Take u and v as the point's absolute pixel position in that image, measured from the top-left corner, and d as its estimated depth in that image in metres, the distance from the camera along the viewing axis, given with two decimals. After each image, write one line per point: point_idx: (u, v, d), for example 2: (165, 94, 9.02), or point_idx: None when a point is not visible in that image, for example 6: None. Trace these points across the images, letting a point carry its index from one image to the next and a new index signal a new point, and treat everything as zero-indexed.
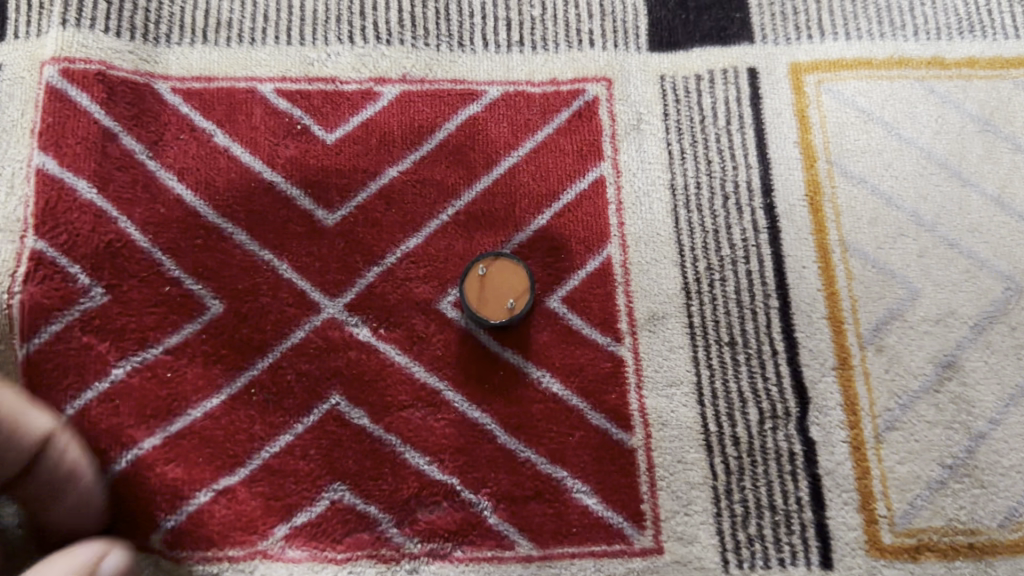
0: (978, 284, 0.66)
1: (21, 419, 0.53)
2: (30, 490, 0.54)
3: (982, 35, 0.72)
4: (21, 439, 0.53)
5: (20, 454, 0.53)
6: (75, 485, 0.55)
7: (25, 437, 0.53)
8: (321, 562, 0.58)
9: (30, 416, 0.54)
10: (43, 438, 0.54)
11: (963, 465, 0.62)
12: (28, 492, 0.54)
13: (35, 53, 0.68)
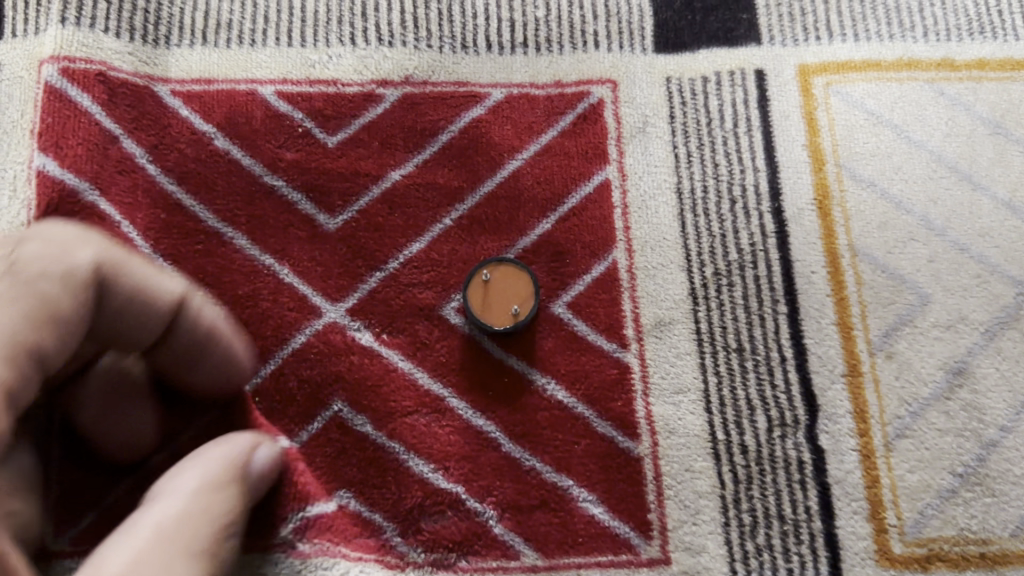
0: (989, 289, 0.65)
1: (155, 289, 0.51)
2: (169, 360, 0.54)
3: (992, 36, 0.71)
4: (159, 311, 0.51)
5: (155, 325, 0.52)
6: (216, 346, 0.55)
7: (162, 307, 0.51)
8: (332, 559, 0.56)
9: (168, 288, 0.52)
10: (182, 304, 0.53)
11: (975, 474, 0.61)
12: (164, 360, 0.54)
13: (33, 52, 0.67)
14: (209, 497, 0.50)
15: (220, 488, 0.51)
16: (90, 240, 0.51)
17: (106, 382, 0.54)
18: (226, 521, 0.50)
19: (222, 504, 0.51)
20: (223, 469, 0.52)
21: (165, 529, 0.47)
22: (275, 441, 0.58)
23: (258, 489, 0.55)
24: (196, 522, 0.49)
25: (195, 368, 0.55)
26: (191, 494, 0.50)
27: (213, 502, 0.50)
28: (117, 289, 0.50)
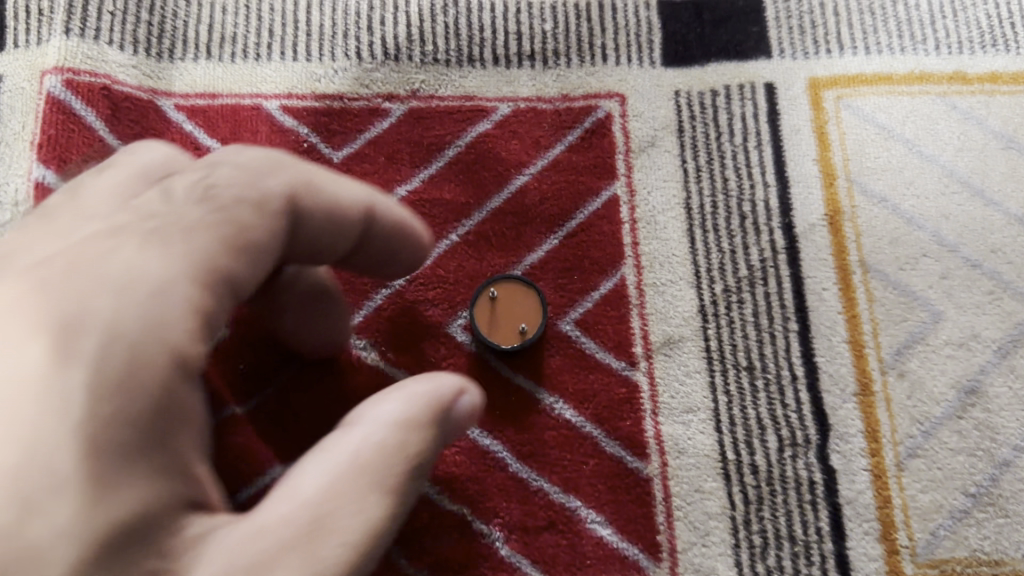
0: (1002, 306, 0.64)
1: (342, 194, 0.49)
2: (364, 257, 0.54)
3: (1004, 48, 0.70)
4: (347, 218, 0.49)
5: (348, 236, 0.50)
6: (404, 246, 0.54)
7: (352, 210, 0.49)
8: None
9: (353, 196, 0.49)
10: (366, 216, 0.51)
11: (987, 494, 0.60)
12: (358, 259, 0.54)
13: (35, 63, 0.65)
14: (405, 429, 0.43)
15: (423, 421, 0.44)
16: (277, 160, 0.47)
17: (298, 295, 0.55)
18: (421, 459, 0.43)
19: (408, 453, 0.42)
20: (426, 402, 0.45)
21: (361, 460, 0.41)
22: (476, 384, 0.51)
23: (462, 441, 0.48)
24: (391, 466, 0.41)
25: (383, 267, 0.55)
26: (391, 424, 0.43)
27: (407, 447, 0.42)
28: (310, 206, 0.47)
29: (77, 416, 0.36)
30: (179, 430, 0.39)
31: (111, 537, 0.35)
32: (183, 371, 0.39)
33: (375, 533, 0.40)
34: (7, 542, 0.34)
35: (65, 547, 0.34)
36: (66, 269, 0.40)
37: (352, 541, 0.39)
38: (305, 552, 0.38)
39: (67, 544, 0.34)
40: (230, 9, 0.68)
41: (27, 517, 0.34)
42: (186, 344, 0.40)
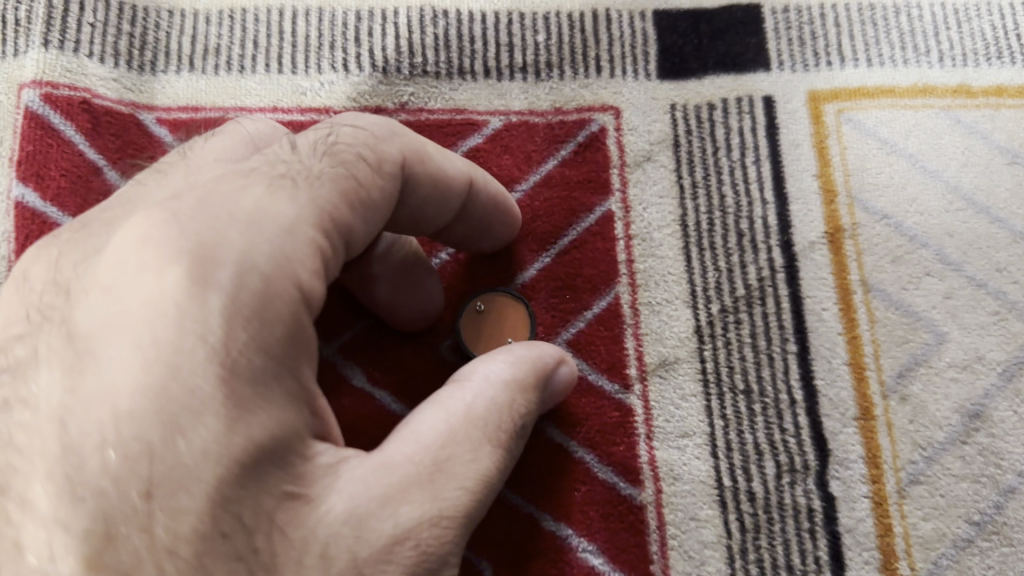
0: (1008, 327, 0.62)
1: (450, 166, 0.52)
2: (458, 229, 0.58)
3: (1010, 60, 0.68)
4: (453, 187, 0.53)
5: (453, 204, 0.54)
6: (494, 220, 0.58)
7: (458, 181, 0.53)
8: None
9: (459, 168, 0.53)
10: (467, 188, 0.54)
11: (991, 522, 0.58)
12: (456, 229, 0.58)
13: (13, 75, 0.63)
14: (506, 387, 0.48)
15: (522, 382, 0.49)
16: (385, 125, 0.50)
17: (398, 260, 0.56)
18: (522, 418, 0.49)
19: (510, 406, 0.48)
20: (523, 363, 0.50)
21: (473, 411, 0.46)
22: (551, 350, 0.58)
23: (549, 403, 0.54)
24: (498, 419, 0.47)
25: (475, 238, 0.59)
26: (494, 381, 0.48)
27: (509, 403, 0.48)
28: (421, 175, 0.50)
29: (215, 340, 0.37)
30: (298, 359, 0.40)
31: (249, 456, 0.37)
32: (307, 303, 0.41)
33: (487, 477, 0.44)
34: (157, 462, 0.35)
35: (211, 464, 0.36)
36: (195, 204, 0.40)
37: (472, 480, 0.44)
38: (431, 489, 0.42)
39: (213, 463, 0.36)
40: (214, 20, 0.66)
41: (172, 437, 0.35)
42: (309, 278, 0.41)
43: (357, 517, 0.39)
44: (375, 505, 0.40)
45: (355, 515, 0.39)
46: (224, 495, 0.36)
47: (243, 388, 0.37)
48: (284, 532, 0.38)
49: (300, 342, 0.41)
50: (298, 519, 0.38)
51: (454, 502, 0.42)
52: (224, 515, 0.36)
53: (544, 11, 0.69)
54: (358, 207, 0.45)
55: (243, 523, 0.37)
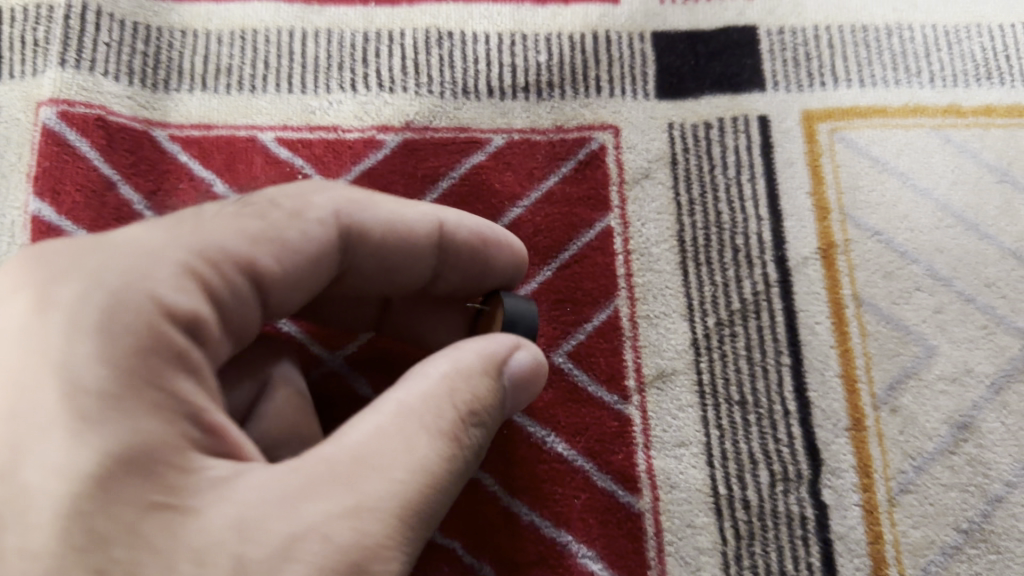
0: (995, 341, 0.64)
1: (413, 219, 0.54)
2: (452, 275, 0.59)
3: (1000, 80, 0.69)
4: (421, 241, 0.55)
5: (416, 249, 0.55)
6: (492, 257, 0.58)
7: (425, 235, 0.55)
8: None
9: (426, 220, 0.55)
10: (443, 240, 0.56)
11: (978, 530, 0.60)
12: (450, 276, 0.59)
13: (30, 94, 0.64)
14: (449, 379, 0.46)
15: (469, 373, 0.47)
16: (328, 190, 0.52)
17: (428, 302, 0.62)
18: (476, 405, 0.47)
19: (458, 399, 0.46)
20: (467, 354, 0.48)
21: (413, 407, 0.44)
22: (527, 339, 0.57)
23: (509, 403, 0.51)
24: (439, 413, 0.45)
25: (473, 282, 0.59)
26: (436, 374, 0.46)
27: (457, 397, 0.46)
28: (369, 232, 0.53)
29: (56, 357, 0.39)
30: (165, 371, 0.41)
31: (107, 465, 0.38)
32: (166, 316, 0.42)
33: (426, 465, 0.43)
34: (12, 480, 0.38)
35: (59, 479, 0.37)
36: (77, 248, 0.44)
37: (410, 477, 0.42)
38: (352, 493, 0.40)
39: (61, 473, 0.37)
40: (225, 40, 0.68)
41: (24, 458, 0.38)
42: (167, 293, 0.43)
43: (245, 521, 0.38)
44: (271, 509, 0.39)
45: (244, 519, 0.38)
46: (79, 506, 0.37)
47: (98, 401, 0.39)
48: (156, 545, 0.37)
49: (176, 360, 0.42)
50: (170, 529, 0.37)
51: (382, 504, 0.40)
52: (79, 529, 0.36)
53: (547, 31, 0.70)
54: (262, 249, 0.48)
55: (99, 534, 0.36)
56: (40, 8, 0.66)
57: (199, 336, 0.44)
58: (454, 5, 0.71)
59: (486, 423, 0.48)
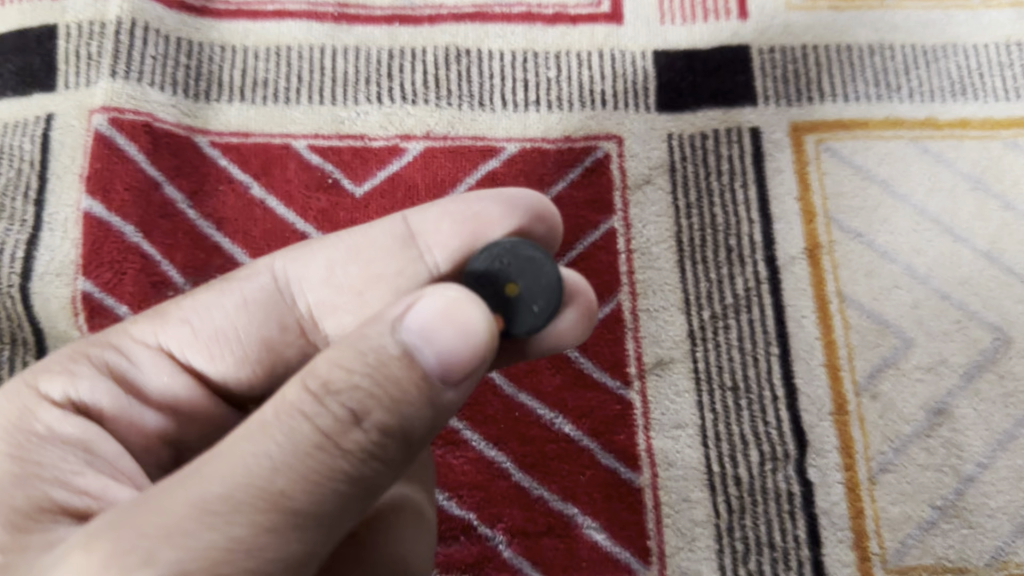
0: (969, 334, 0.69)
1: (364, 232, 0.56)
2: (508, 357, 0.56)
3: (974, 96, 0.75)
4: (385, 247, 0.56)
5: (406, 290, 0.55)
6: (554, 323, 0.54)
7: (385, 240, 0.56)
8: None
9: (381, 227, 0.56)
10: (415, 228, 0.55)
11: (952, 506, 0.66)
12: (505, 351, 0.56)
13: (84, 103, 0.70)
14: (326, 360, 0.42)
15: (360, 343, 0.42)
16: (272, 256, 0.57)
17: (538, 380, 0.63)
18: (354, 387, 0.41)
19: (327, 380, 0.41)
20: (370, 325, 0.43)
21: (276, 401, 0.41)
22: (484, 307, 0.43)
23: (453, 368, 0.42)
24: (297, 402, 0.41)
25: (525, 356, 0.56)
26: (323, 359, 0.42)
27: (326, 379, 0.41)
28: (312, 275, 0.56)
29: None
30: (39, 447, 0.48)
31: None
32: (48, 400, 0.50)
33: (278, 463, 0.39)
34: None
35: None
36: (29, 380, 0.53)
37: (219, 474, 0.38)
38: (155, 504, 0.38)
39: None
40: (262, 56, 0.73)
41: None
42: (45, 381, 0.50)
43: None
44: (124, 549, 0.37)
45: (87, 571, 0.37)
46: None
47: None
48: None
49: (48, 435, 0.49)
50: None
51: (169, 507, 0.37)
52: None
53: (557, 50, 0.76)
54: (166, 326, 0.53)
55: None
56: (93, 25, 0.72)
57: (87, 408, 0.51)
58: (472, 23, 0.76)
59: (383, 392, 0.41)
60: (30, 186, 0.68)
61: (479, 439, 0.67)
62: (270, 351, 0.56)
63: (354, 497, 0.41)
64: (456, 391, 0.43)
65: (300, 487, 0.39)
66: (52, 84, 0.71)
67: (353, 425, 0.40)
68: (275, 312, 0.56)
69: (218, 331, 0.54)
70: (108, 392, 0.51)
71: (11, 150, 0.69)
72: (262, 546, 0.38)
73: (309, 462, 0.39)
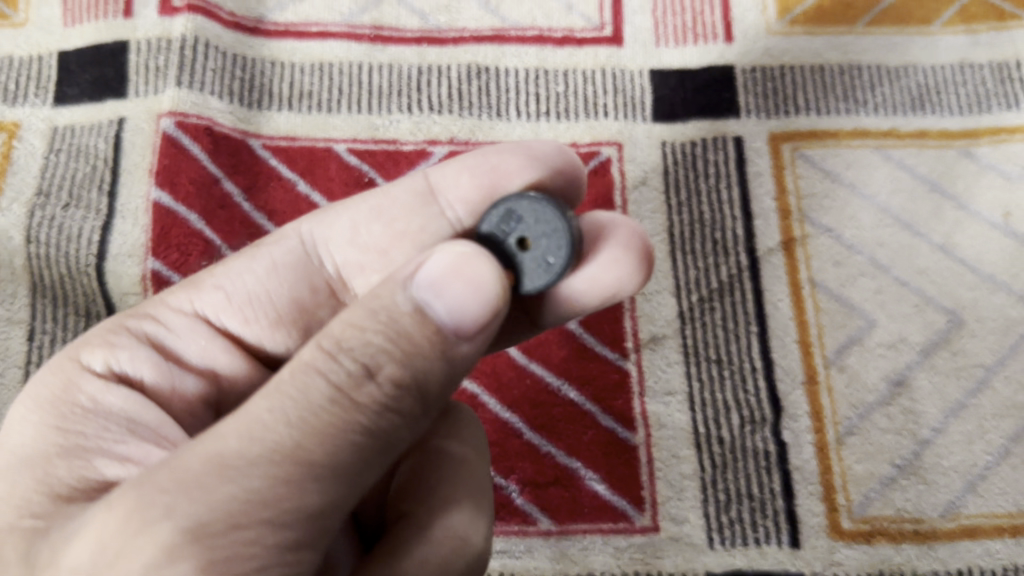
0: (926, 316, 0.79)
1: (386, 194, 0.63)
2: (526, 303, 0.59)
3: (932, 110, 0.85)
4: (407, 203, 0.62)
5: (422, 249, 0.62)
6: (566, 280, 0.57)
7: (407, 197, 0.62)
8: None
9: (402, 186, 0.63)
10: (434, 183, 0.62)
11: (909, 465, 0.75)
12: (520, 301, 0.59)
13: (152, 108, 0.80)
14: (341, 320, 0.45)
15: (374, 304, 0.44)
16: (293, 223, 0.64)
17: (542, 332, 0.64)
18: (359, 347, 0.43)
19: (340, 339, 0.44)
20: (384, 286, 0.45)
21: (293, 361, 0.44)
22: (495, 260, 0.45)
23: (466, 319, 0.44)
24: (312, 361, 0.43)
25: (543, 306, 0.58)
26: (337, 321, 0.45)
27: (339, 338, 0.44)
28: (338, 234, 0.63)
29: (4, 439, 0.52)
30: (77, 424, 0.52)
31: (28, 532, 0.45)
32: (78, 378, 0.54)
33: (292, 416, 0.41)
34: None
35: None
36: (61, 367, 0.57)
37: (237, 431, 0.41)
38: (178, 461, 0.41)
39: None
40: (307, 71, 0.84)
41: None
42: (82, 353, 0.55)
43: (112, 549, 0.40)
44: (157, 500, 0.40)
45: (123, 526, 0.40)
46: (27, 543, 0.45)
47: (19, 452, 0.50)
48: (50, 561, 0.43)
49: (93, 405, 0.53)
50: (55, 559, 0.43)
51: (188, 464, 0.41)
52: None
53: (565, 68, 0.86)
54: (202, 293, 0.60)
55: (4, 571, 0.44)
56: (160, 41, 0.83)
57: (128, 377, 0.56)
58: (491, 45, 0.86)
59: (394, 347, 0.44)
60: (105, 179, 0.78)
61: (495, 403, 0.76)
62: (302, 310, 0.62)
63: (372, 449, 0.44)
64: (473, 344, 0.45)
65: (314, 440, 0.41)
66: (124, 92, 0.81)
67: (365, 379, 0.43)
68: (302, 274, 0.63)
69: (251, 295, 0.61)
70: (148, 361, 0.57)
71: (88, 148, 0.79)
72: (279, 496, 0.40)
73: (323, 417, 0.42)
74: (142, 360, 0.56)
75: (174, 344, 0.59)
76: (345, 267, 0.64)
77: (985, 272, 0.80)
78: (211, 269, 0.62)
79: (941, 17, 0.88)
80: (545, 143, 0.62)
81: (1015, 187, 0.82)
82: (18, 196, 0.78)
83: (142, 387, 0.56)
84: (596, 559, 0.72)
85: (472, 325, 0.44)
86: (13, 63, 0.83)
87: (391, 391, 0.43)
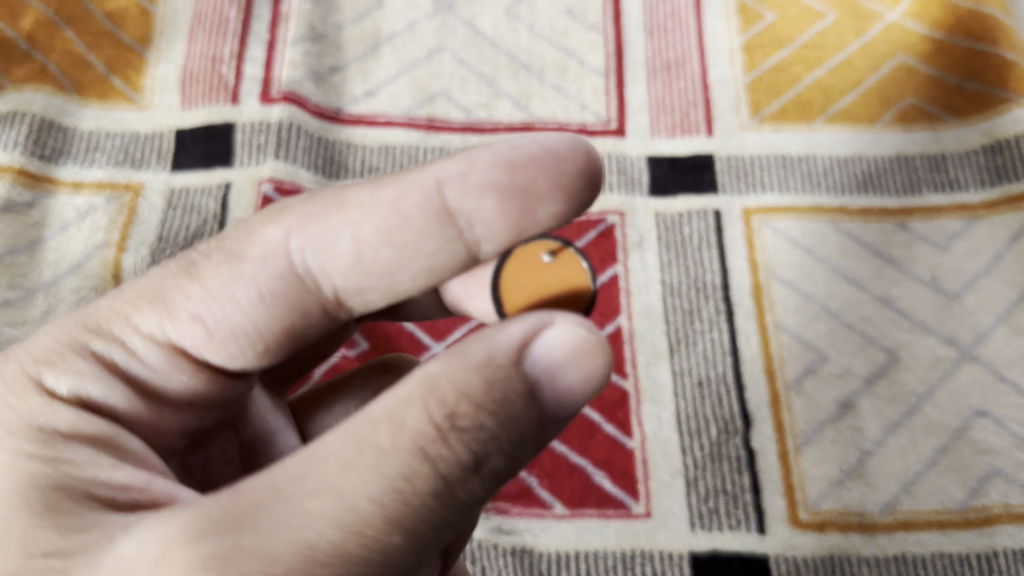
0: (869, 354, 0.97)
1: (398, 211, 0.61)
2: None
3: (874, 192, 1.05)
4: (422, 224, 0.61)
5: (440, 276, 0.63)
6: None
7: (420, 217, 0.60)
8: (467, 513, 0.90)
9: (413, 203, 0.60)
10: (452, 206, 0.60)
11: (854, 470, 0.91)
12: None
13: (254, 174, 1.01)
14: (453, 381, 0.50)
15: (491, 379, 0.50)
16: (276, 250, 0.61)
17: None
18: (466, 429, 0.49)
19: (452, 412, 0.49)
20: (496, 354, 0.51)
21: (395, 423, 0.48)
22: (609, 347, 0.54)
23: (569, 398, 0.53)
24: (421, 434, 0.48)
25: None
26: (448, 383, 0.50)
27: (452, 413, 0.49)
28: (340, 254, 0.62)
29: None
30: (62, 446, 0.55)
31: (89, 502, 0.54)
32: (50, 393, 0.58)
33: (394, 505, 0.47)
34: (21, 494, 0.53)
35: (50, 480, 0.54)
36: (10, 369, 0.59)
37: (333, 519, 0.46)
38: (258, 542, 0.45)
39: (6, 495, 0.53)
40: (376, 151, 1.05)
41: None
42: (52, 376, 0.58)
43: None
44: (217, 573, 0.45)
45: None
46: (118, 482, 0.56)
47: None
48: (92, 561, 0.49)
49: (71, 432, 0.56)
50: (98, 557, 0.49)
51: (278, 552, 0.45)
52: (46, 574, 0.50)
53: None
54: (178, 322, 0.61)
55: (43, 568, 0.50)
56: (261, 123, 1.04)
57: (102, 407, 0.59)
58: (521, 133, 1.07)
59: (502, 435, 0.50)
60: (213, 228, 0.98)
61: None
62: (288, 331, 0.64)
63: (448, 534, 0.50)
64: (558, 427, 0.55)
65: (412, 530, 0.47)
66: (231, 161, 1.02)
67: (469, 474, 0.49)
68: (286, 295, 0.62)
69: (231, 331, 0.62)
70: (121, 394, 0.60)
71: (200, 206, 0.99)
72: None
73: (425, 513, 0.48)
74: (115, 391, 0.59)
75: (150, 376, 0.61)
76: (346, 289, 0.63)
77: (917, 318, 0.98)
78: (182, 284, 0.61)
79: (884, 118, 1.09)
80: (559, 140, 0.59)
81: (942, 252, 1.01)
82: (142, 241, 0.97)
83: (116, 417, 0.59)
84: (599, 538, 0.89)
85: (569, 401, 0.53)
86: (139, 137, 1.04)
87: (486, 476, 0.51)
